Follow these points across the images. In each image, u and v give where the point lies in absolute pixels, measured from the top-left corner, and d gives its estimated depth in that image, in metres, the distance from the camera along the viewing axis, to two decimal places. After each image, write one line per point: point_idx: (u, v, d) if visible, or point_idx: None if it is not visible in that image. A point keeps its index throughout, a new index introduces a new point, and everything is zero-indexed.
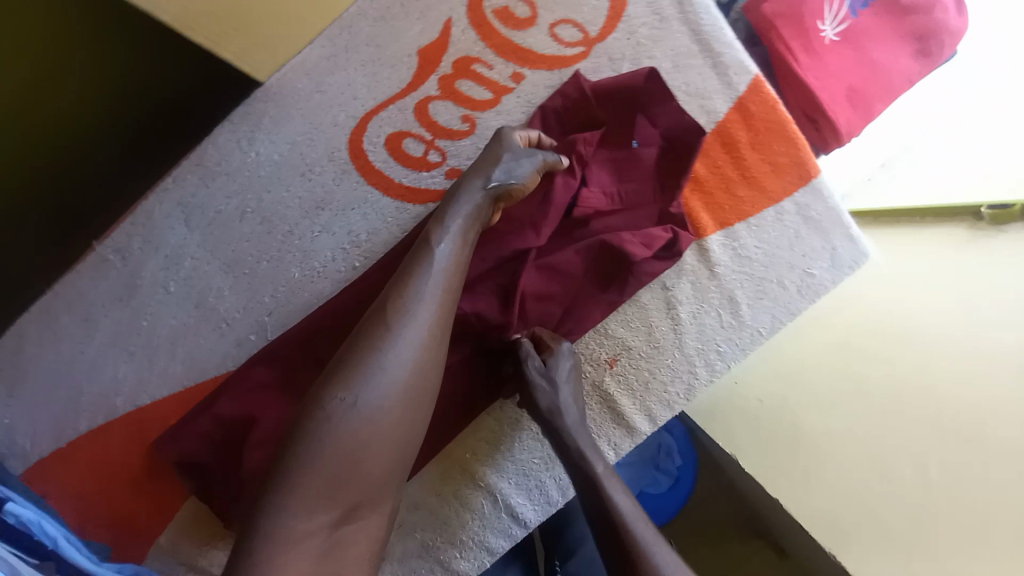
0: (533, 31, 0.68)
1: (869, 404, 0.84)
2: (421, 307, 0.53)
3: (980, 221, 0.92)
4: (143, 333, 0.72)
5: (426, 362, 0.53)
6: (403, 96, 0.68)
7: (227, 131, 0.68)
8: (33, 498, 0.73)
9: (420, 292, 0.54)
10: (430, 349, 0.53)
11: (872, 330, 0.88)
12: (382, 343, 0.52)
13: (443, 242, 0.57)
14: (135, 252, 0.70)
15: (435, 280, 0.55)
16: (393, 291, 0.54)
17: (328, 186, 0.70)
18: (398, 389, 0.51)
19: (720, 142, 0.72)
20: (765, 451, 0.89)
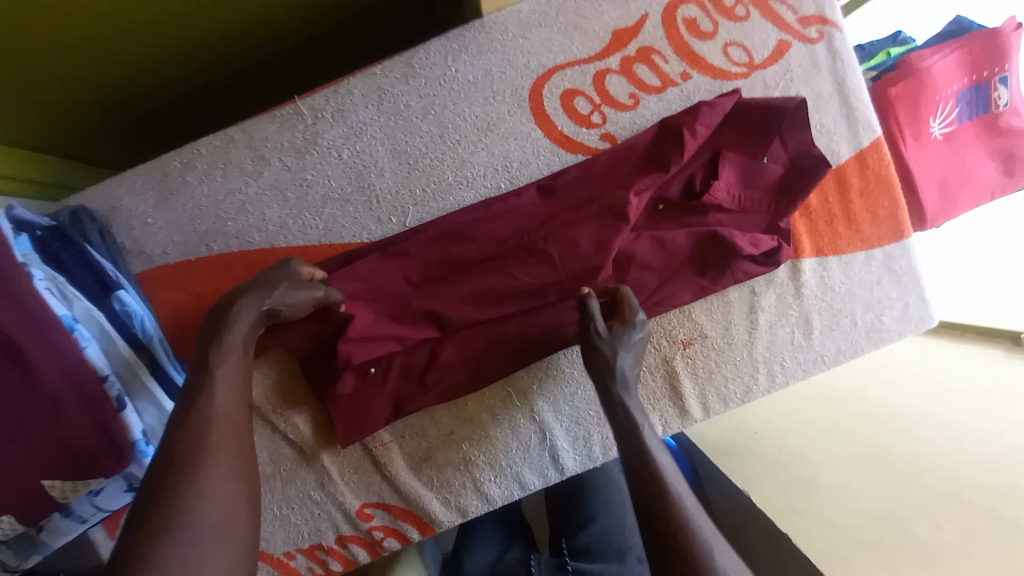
0: (710, 44, 0.80)
1: (884, 470, 0.91)
2: (214, 439, 0.55)
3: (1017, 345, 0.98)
4: (302, 186, 0.82)
5: (238, 454, 0.56)
6: (588, 62, 0.80)
7: (440, 45, 0.80)
8: (140, 295, 0.80)
9: (206, 423, 0.55)
10: (235, 449, 0.55)
11: (902, 413, 0.99)
12: (191, 480, 0.51)
13: (219, 369, 0.59)
14: (327, 115, 0.81)
15: (220, 409, 0.57)
16: (200, 406, 0.56)
17: (501, 115, 0.81)
18: (221, 502, 0.52)
19: (834, 180, 0.83)
20: (783, 492, 0.99)
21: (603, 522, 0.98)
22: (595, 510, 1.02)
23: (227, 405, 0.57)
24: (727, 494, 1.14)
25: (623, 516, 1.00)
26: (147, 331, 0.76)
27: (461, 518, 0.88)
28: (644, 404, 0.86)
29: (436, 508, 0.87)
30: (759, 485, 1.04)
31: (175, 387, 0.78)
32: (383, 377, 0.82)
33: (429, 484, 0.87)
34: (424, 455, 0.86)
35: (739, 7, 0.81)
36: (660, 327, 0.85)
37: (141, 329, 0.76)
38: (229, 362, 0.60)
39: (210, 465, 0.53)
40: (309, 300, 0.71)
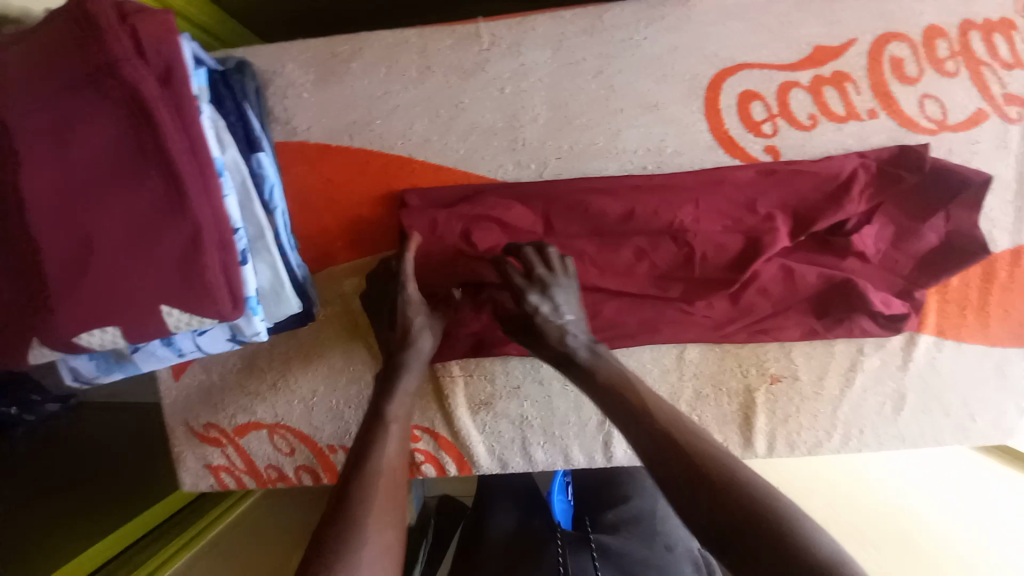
0: (908, 89, 0.77)
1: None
2: (372, 495, 0.55)
3: None
4: (457, 107, 0.81)
5: (390, 543, 0.53)
6: (778, 70, 0.77)
7: (635, 11, 0.79)
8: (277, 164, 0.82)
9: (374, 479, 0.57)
10: (388, 509, 0.56)
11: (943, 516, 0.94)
12: (356, 533, 0.51)
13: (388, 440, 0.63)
14: (503, 45, 0.80)
15: (385, 476, 0.58)
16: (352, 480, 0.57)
17: (671, 98, 0.80)
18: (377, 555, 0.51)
19: (981, 270, 0.80)
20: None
21: (634, 504, 1.00)
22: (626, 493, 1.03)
23: (388, 469, 0.59)
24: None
25: (654, 502, 1.01)
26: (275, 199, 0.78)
27: (499, 469, 0.89)
28: (711, 422, 0.86)
29: (479, 453, 0.88)
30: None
31: (287, 259, 0.78)
32: (473, 314, 0.83)
33: (480, 430, 0.88)
34: (485, 401, 0.87)
35: (950, 62, 0.77)
36: (754, 354, 0.84)
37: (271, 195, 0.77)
38: (397, 417, 0.66)
39: (372, 528, 0.53)
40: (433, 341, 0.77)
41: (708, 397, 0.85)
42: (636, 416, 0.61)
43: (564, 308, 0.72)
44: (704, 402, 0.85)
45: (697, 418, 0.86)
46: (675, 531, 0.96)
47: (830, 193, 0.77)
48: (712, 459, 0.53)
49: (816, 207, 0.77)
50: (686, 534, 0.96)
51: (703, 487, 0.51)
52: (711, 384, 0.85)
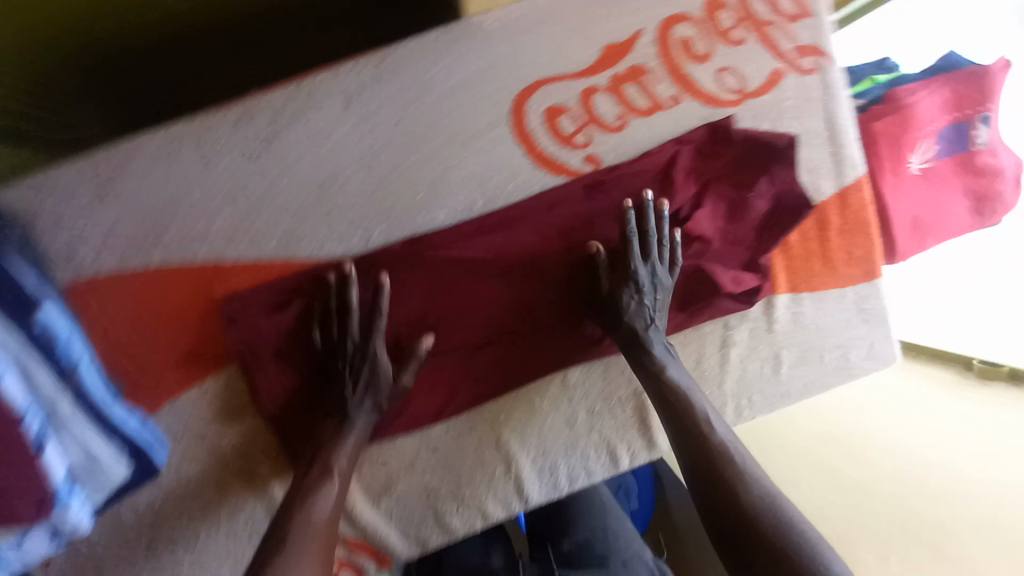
0: (703, 68, 0.76)
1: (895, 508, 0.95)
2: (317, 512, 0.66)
3: (968, 370, 1.06)
4: (255, 195, 0.73)
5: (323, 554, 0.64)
6: (577, 78, 0.75)
7: (417, 47, 0.72)
8: (66, 313, 0.71)
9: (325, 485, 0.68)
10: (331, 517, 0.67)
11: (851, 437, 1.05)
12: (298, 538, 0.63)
13: (343, 444, 0.72)
14: (285, 118, 0.71)
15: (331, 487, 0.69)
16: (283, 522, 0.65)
17: (482, 129, 0.74)
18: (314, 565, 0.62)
19: (815, 220, 0.82)
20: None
21: (585, 525, 0.95)
22: (576, 513, 0.97)
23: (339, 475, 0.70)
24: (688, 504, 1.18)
25: (605, 518, 0.96)
26: (71, 357, 0.69)
27: (420, 549, 0.85)
28: (611, 436, 0.86)
29: (396, 542, 0.84)
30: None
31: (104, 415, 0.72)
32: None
33: (389, 517, 0.83)
34: (385, 487, 0.82)
35: (736, 30, 0.76)
36: None
37: (65, 354, 0.69)
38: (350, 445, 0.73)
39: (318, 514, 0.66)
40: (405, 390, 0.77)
41: (602, 413, 0.86)
42: (653, 380, 0.74)
43: (663, 279, 0.75)
44: (600, 418, 0.86)
45: (597, 435, 0.86)
46: (632, 547, 0.92)
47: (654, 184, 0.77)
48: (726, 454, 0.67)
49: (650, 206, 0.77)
50: (641, 542, 0.94)
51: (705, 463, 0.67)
52: (601, 400, 0.85)
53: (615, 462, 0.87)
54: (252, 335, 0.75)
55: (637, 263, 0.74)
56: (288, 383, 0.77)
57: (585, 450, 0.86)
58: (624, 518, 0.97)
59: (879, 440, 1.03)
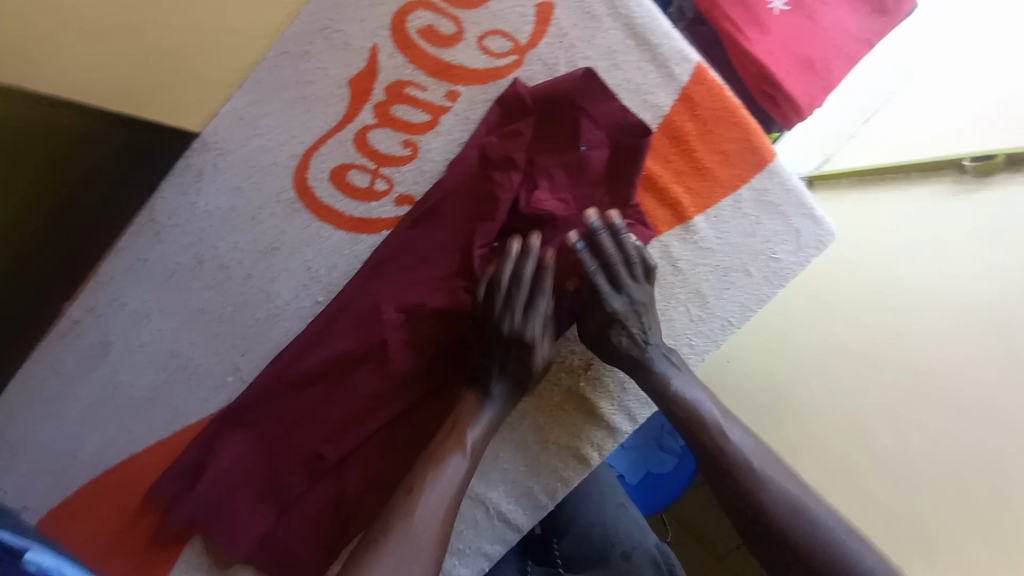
0: (461, 46, 0.67)
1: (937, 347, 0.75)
2: (422, 523, 0.57)
3: (965, 173, 0.84)
4: (124, 387, 0.75)
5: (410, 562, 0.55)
6: (340, 129, 0.69)
7: (173, 185, 0.70)
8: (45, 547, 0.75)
9: (422, 500, 0.58)
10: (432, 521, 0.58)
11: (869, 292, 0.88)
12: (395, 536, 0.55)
13: (450, 466, 0.61)
14: (105, 310, 0.73)
15: (439, 497, 0.59)
16: (420, 481, 0.60)
17: (280, 228, 0.71)
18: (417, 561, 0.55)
19: (667, 136, 0.70)
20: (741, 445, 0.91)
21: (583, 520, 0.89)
22: (573, 511, 0.92)
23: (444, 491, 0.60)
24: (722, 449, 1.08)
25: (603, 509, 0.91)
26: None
27: None
28: (570, 440, 0.81)
29: None
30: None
31: None
32: (297, 534, 0.75)
33: None
34: None
35: None
36: (550, 362, 0.80)
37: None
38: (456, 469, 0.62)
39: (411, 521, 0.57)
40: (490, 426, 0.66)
41: (548, 423, 0.81)
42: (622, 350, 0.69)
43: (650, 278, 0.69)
44: (548, 428, 0.81)
45: (554, 444, 0.81)
46: (630, 536, 0.84)
47: (488, 177, 0.68)
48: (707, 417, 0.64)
49: (478, 214, 0.69)
50: (642, 529, 0.86)
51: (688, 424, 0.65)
52: (540, 411, 0.81)
53: (585, 462, 0.81)
54: (189, 513, 0.74)
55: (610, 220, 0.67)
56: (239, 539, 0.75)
57: (552, 463, 0.81)
58: (626, 508, 0.91)
59: (906, 294, 0.82)
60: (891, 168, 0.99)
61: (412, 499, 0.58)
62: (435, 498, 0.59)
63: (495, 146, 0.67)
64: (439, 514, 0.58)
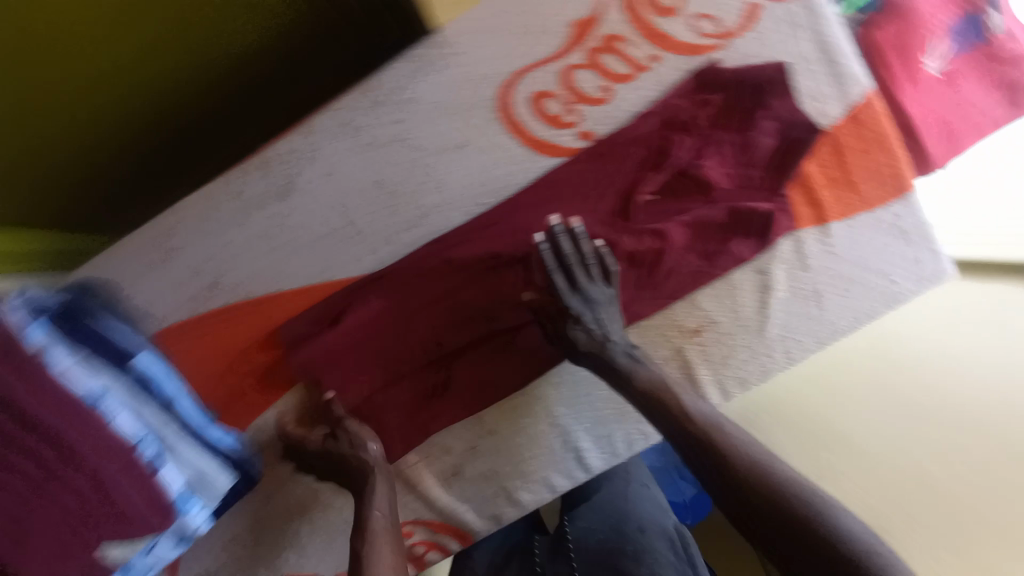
0: (676, 21, 0.77)
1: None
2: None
3: None
4: (290, 230, 0.83)
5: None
6: (553, 61, 0.78)
7: (399, 67, 0.80)
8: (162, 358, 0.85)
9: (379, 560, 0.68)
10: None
11: None
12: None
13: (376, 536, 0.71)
14: (301, 156, 0.82)
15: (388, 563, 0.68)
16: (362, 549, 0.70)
17: (472, 130, 0.79)
18: None
19: (828, 144, 0.80)
20: (813, 454, 0.87)
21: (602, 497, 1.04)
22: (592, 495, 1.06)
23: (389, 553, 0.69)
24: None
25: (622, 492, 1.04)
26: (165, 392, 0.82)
27: (497, 523, 0.93)
28: None
29: (471, 518, 0.92)
30: (792, 449, 0.89)
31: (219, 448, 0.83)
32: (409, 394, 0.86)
33: (461, 498, 0.92)
34: (453, 472, 0.90)
35: None
36: (666, 319, 0.84)
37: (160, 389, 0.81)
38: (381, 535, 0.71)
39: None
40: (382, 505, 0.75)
41: None
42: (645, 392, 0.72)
43: (604, 306, 0.76)
44: None
45: None
46: (646, 514, 0.97)
47: (669, 134, 0.77)
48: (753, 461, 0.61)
49: (649, 166, 0.78)
50: (662, 511, 0.98)
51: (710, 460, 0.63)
52: None
53: None
54: (311, 355, 0.84)
55: (569, 297, 0.76)
56: (352, 395, 0.85)
57: (638, 416, 0.88)
58: (648, 488, 1.05)
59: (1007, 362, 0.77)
60: None
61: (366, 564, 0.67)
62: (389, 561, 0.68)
63: (685, 108, 0.77)
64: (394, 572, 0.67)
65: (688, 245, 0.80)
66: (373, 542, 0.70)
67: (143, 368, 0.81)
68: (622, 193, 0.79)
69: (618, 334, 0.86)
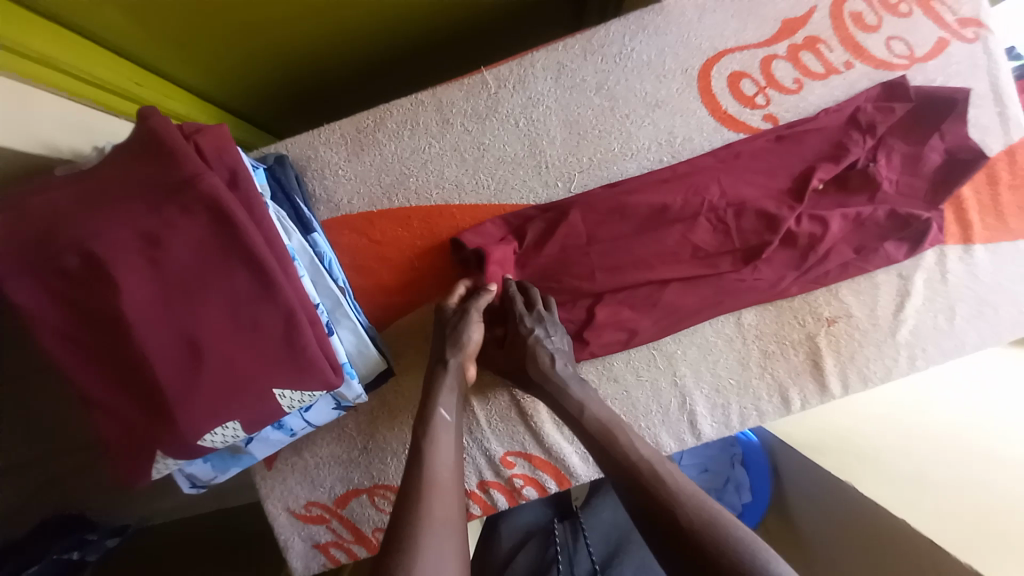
0: (875, 37, 0.85)
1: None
2: (436, 518, 0.60)
3: None
4: (481, 149, 0.89)
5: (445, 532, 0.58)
6: (758, 48, 0.86)
7: (622, 25, 0.86)
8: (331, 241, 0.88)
9: (432, 496, 0.62)
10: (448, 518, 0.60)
11: None
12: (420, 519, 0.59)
13: (439, 461, 0.67)
14: (509, 84, 0.88)
15: (442, 495, 0.63)
16: (418, 477, 0.65)
17: (669, 94, 0.87)
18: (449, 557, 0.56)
19: (984, 173, 0.87)
20: (892, 488, 0.93)
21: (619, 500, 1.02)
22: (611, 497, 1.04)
23: (447, 489, 0.64)
24: (816, 499, 1.09)
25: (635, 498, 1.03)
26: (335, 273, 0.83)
27: (598, 473, 0.91)
28: (785, 379, 0.89)
29: (576, 463, 0.90)
30: (866, 477, 0.97)
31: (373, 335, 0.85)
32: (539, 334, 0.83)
33: (570, 440, 0.90)
34: None
35: (903, 4, 0.85)
36: (806, 303, 0.88)
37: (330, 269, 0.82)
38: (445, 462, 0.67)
39: (429, 513, 0.60)
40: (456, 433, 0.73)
41: (775, 354, 0.89)
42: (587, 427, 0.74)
43: (558, 338, 0.82)
44: (773, 359, 0.89)
45: (771, 376, 0.89)
46: None
47: (849, 131, 0.84)
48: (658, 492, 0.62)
49: (826, 156, 0.84)
50: None
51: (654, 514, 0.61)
52: (774, 341, 0.89)
53: (786, 406, 0.89)
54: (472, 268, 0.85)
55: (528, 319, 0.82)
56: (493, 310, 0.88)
57: (758, 391, 0.89)
58: None
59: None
60: None
61: (421, 491, 0.63)
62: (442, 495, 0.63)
63: (870, 111, 0.84)
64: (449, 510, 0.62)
65: (843, 237, 0.85)
66: (439, 437, 0.70)
67: (317, 245, 0.82)
68: (795, 176, 0.86)
69: (755, 309, 0.89)
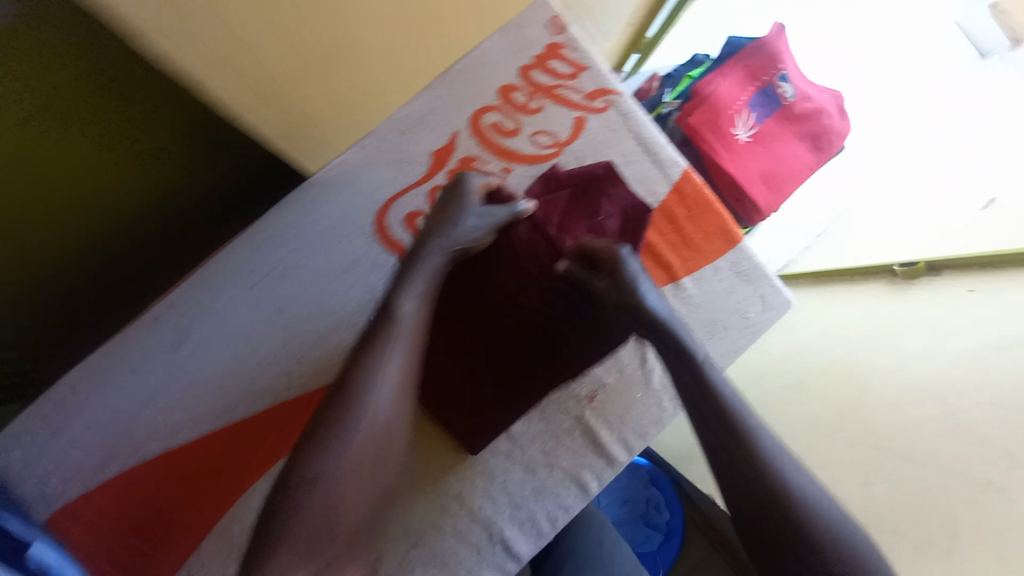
0: (519, 138, 0.90)
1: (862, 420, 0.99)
2: (351, 435, 0.62)
3: (898, 276, 1.20)
4: (188, 381, 0.86)
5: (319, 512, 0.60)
6: (417, 185, 0.88)
7: (279, 213, 0.87)
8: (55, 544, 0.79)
9: (360, 415, 0.62)
10: (372, 456, 0.65)
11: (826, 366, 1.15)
12: (326, 441, 0.61)
13: (407, 304, 0.68)
14: (187, 310, 0.87)
15: (364, 433, 0.63)
16: (337, 414, 0.62)
17: (355, 257, 0.87)
18: (354, 478, 0.62)
19: (663, 217, 0.93)
20: None
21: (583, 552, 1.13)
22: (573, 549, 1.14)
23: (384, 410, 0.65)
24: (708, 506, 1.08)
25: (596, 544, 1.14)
26: None
27: None
28: (572, 467, 0.92)
29: None
30: None
31: None
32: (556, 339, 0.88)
33: None
34: None
35: (534, 100, 0.90)
36: (561, 393, 0.92)
37: None
38: (392, 372, 0.65)
39: (354, 446, 0.62)
40: (425, 312, 0.71)
41: (555, 450, 0.92)
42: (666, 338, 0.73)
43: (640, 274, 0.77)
44: (555, 455, 0.92)
45: (559, 472, 0.92)
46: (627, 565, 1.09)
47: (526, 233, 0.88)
48: (763, 453, 0.62)
49: (516, 260, 0.88)
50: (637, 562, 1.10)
51: (727, 471, 0.63)
52: (548, 439, 0.92)
53: (585, 491, 0.92)
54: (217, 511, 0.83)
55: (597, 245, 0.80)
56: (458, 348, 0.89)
57: (554, 489, 0.92)
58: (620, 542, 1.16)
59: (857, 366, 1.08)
60: (842, 271, 1.40)
61: (351, 425, 0.62)
62: (374, 421, 0.63)
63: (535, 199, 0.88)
64: (371, 448, 0.64)
65: (562, 324, 0.88)
66: (396, 337, 0.66)
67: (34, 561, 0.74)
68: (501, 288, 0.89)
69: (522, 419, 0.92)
